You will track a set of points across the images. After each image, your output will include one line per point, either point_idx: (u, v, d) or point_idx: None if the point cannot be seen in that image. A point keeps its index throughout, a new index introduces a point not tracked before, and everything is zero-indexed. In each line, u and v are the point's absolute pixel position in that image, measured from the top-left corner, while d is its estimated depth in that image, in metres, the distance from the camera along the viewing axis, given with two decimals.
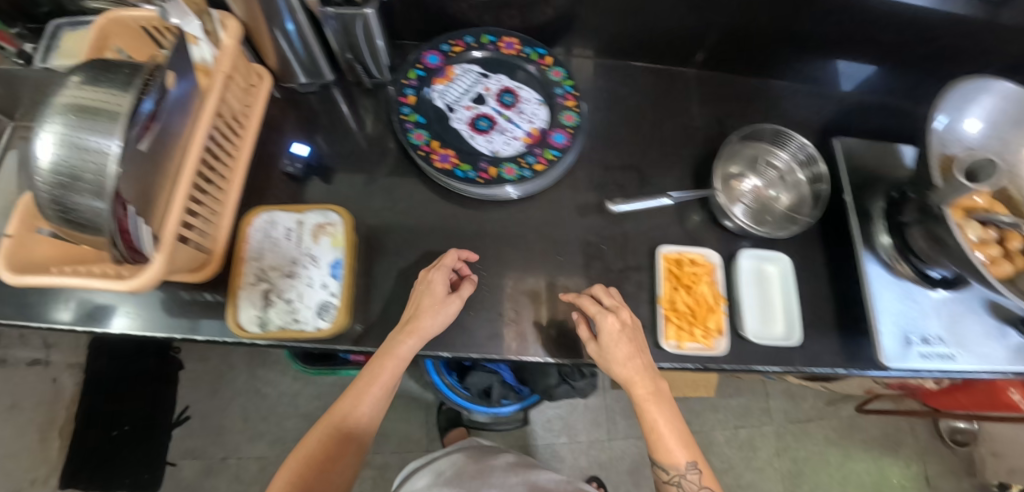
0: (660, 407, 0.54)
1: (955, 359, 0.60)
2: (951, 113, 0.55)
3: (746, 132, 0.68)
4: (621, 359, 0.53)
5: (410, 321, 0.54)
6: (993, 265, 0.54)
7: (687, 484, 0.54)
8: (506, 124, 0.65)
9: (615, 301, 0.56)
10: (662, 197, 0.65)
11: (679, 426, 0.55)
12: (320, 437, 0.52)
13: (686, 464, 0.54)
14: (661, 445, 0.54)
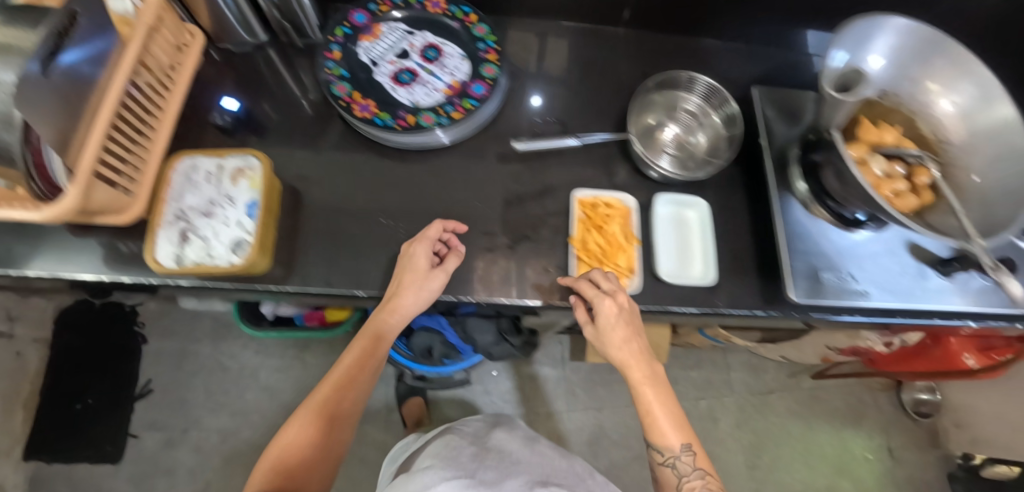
0: (655, 388, 0.55)
1: (863, 296, 0.63)
2: (852, 50, 0.58)
3: (659, 80, 0.69)
4: (615, 340, 0.55)
5: (392, 300, 0.57)
6: (896, 200, 0.57)
7: (682, 467, 0.54)
8: (428, 77, 0.67)
9: (615, 283, 0.56)
10: (566, 137, 0.67)
11: (674, 410, 0.56)
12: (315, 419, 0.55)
13: (680, 446, 0.54)
14: (654, 426, 0.55)
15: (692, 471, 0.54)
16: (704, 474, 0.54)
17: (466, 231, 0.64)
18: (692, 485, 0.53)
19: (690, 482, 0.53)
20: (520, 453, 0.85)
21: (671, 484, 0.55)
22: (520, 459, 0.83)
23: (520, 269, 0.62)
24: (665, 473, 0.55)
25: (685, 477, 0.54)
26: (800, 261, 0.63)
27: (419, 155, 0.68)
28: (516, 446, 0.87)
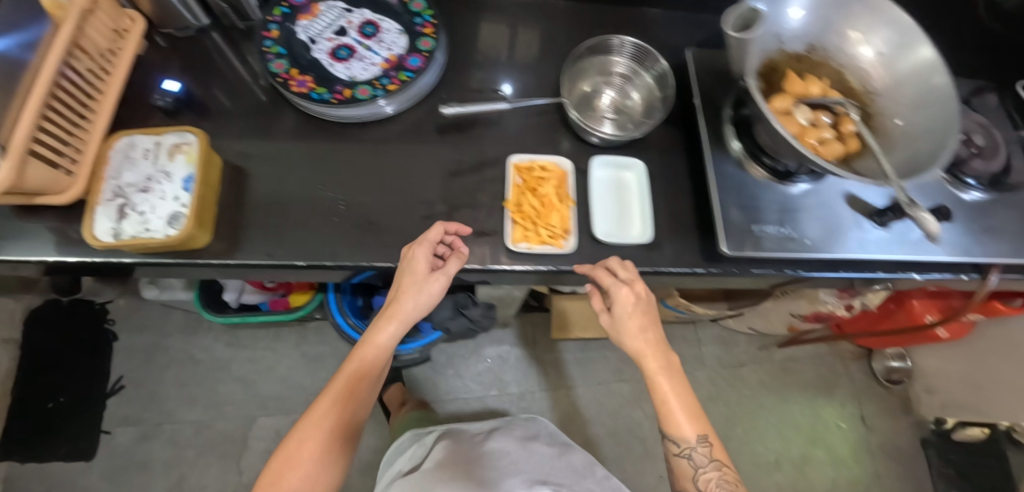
0: (670, 380, 0.57)
1: (803, 247, 0.63)
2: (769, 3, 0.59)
3: (590, 45, 0.69)
4: (632, 330, 0.57)
5: (392, 307, 0.57)
6: (822, 148, 0.58)
7: (698, 457, 0.56)
8: (365, 52, 0.69)
9: (634, 273, 0.57)
10: (500, 102, 0.68)
11: (689, 402, 0.57)
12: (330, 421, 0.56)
13: (695, 437, 0.56)
14: (669, 418, 0.57)
15: (707, 460, 0.56)
16: (718, 463, 0.56)
17: (407, 202, 0.65)
18: (708, 474, 0.56)
19: (706, 471, 0.56)
20: (516, 455, 0.85)
21: (687, 473, 0.57)
22: (517, 463, 0.83)
23: (459, 234, 0.63)
24: (681, 463, 0.57)
25: (701, 467, 0.56)
26: (736, 215, 0.63)
27: (361, 130, 0.69)
28: (511, 448, 0.87)
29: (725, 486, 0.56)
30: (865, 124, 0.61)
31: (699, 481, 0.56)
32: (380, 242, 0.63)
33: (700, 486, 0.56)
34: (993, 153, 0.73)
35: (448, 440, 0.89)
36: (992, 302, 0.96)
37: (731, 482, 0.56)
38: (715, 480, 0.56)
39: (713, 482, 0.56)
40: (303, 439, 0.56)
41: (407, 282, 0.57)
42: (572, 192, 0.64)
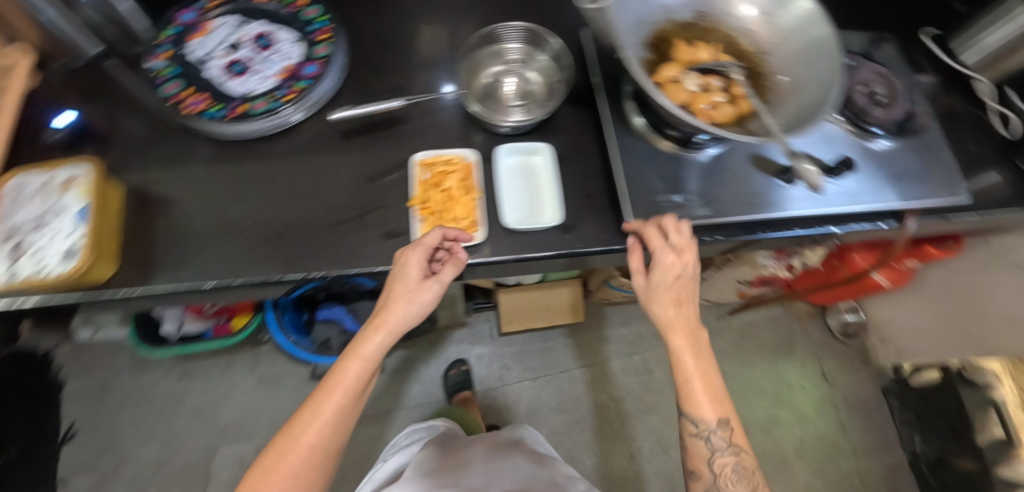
0: (698, 356, 0.55)
1: (711, 213, 0.63)
2: None
3: (482, 35, 0.70)
4: (665, 303, 0.57)
5: (381, 314, 0.53)
6: (713, 113, 0.58)
7: (716, 441, 0.54)
8: (261, 65, 0.69)
9: (681, 241, 0.56)
10: (390, 100, 0.67)
11: (712, 384, 0.55)
12: (313, 443, 0.50)
13: (715, 420, 0.54)
14: (690, 396, 0.55)
15: (727, 444, 0.54)
16: (738, 448, 0.54)
17: (316, 210, 0.65)
18: (724, 459, 0.54)
19: (723, 455, 0.54)
20: (504, 456, 0.87)
21: (702, 455, 0.55)
22: (505, 461, 0.85)
23: (371, 238, 0.63)
24: (697, 445, 0.55)
25: (718, 451, 0.54)
26: (642, 189, 0.63)
27: (265, 142, 0.69)
28: (499, 449, 0.89)
29: (742, 472, 0.54)
30: (756, 85, 0.62)
31: (714, 465, 0.54)
32: (291, 253, 0.63)
33: (715, 470, 0.54)
34: (895, 103, 0.74)
35: (436, 448, 0.88)
36: (925, 247, 0.99)
37: (748, 468, 0.54)
38: (732, 465, 0.54)
39: (729, 467, 0.54)
40: (281, 456, 0.50)
41: (400, 287, 0.55)
42: (479, 184, 0.64)
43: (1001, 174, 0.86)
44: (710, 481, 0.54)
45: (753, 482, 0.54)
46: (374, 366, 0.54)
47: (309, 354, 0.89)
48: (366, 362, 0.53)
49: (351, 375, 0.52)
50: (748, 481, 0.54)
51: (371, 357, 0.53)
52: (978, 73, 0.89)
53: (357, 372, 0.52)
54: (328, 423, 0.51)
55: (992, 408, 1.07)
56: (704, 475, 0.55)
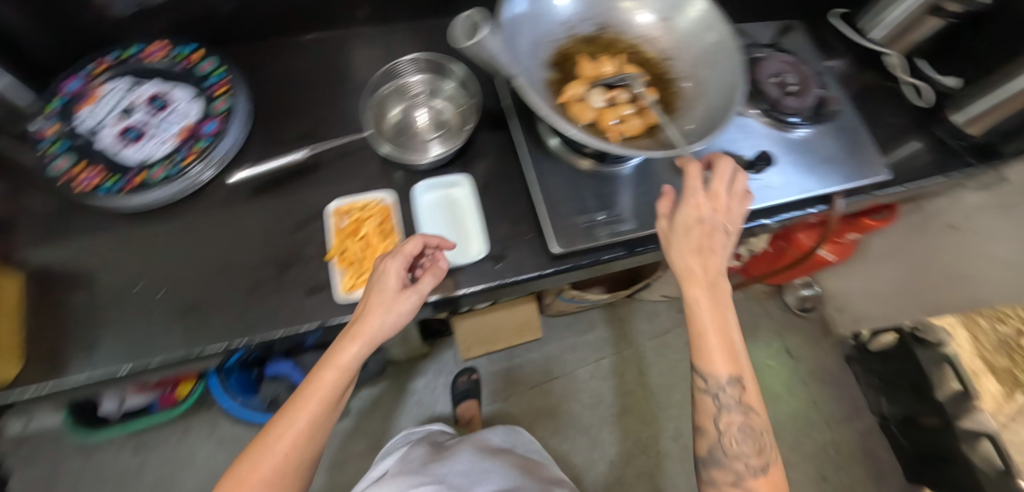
0: (717, 309, 0.50)
1: (638, 225, 0.63)
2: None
3: (382, 71, 0.68)
4: (687, 252, 0.51)
5: (357, 325, 0.49)
6: (622, 128, 0.57)
7: (725, 399, 0.50)
8: (157, 128, 0.65)
9: (719, 188, 0.54)
10: (291, 152, 0.66)
11: (730, 336, 0.51)
12: (286, 452, 0.46)
13: (727, 377, 0.50)
14: (702, 350, 0.51)
15: (736, 402, 0.50)
16: (748, 407, 0.50)
17: (234, 274, 0.62)
18: (731, 418, 0.50)
19: (731, 414, 0.50)
20: (493, 458, 0.85)
21: (709, 412, 0.51)
22: (494, 463, 0.83)
23: (292, 297, 0.60)
24: (704, 402, 0.51)
25: (726, 409, 0.50)
26: (563, 211, 0.62)
27: (175, 208, 0.66)
28: (489, 452, 0.87)
29: (748, 431, 0.50)
30: (662, 94, 0.62)
31: (720, 422, 0.50)
32: (212, 323, 0.59)
33: (721, 428, 0.51)
34: (806, 91, 0.75)
35: (423, 448, 0.87)
36: (862, 219, 1.03)
37: (756, 428, 0.51)
38: (738, 424, 0.50)
39: (735, 427, 0.50)
40: (254, 466, 0.45)
41: (377, 294, 0.51)
42: (400, 225, 0.62)
43: (920, 142, 0.90)
44: (715, 438, 0.51)
45: (762, 441, 0.50)
46: (353, 376, 0.50)
47: (255, 414, 0.87)
48: (342, 374, 0.48)
49: (327, 386, 0.48)
50: (756, 441, 0.50)
51: (349, 367, 0.49)
52: (887, 47, 0.92)
53: (333, 383, 0.48)
54: (303, 432, 0.47)
55: (946, 364, 1.09)
56: (709, 432, 0.52)
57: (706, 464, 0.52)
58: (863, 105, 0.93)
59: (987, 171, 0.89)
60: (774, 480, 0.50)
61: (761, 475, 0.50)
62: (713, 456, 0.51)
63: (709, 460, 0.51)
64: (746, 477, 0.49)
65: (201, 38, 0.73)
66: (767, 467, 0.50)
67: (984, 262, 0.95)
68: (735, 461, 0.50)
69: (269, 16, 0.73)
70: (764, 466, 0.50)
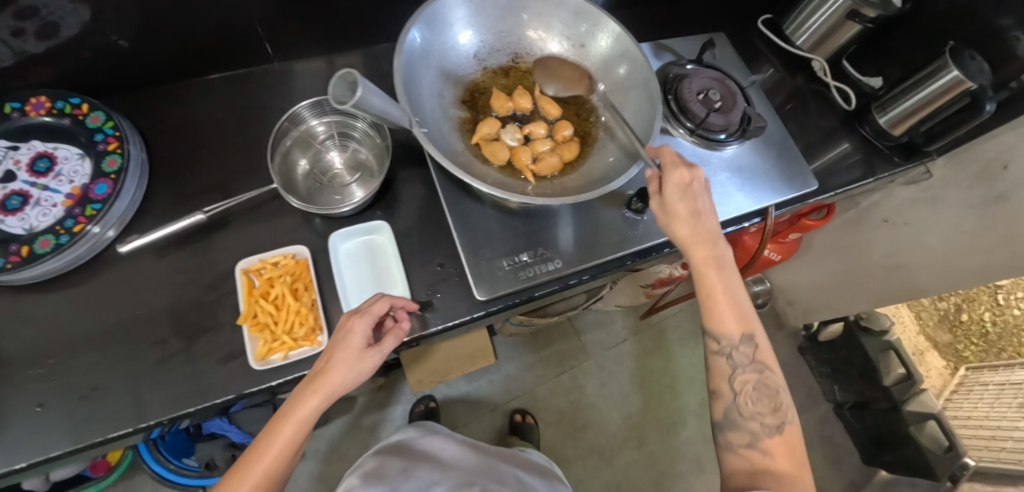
0: (720, 272, 0.54)
1: (563, 262, 0.63)
2: (432, 37, 0.56)
3: (281, 120, 0.62)
4: (681, 220, 0.53)
5: (313, 381, 0.48)
6: (537, 167, 0.55)
7: (738, 357, 0.53)
8: (41, 194, 0.59)
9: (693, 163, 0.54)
10: (192, 214, 0.59)
11: (738, 300, 0.54)
12: None
13: (740, 336, 0.53)
14: (711, 311, 0.54)
15: (748, 361, 0.53)
16: (761, 365, 0.53)
17: (139, 347, 0.57)
18: (746, 376, 0.53)
19: (744, 372, 0.53)
20: (463, 453, 0.86)
21: (723, 373, 0.54)
22: (465, 459, 0.83)
23: (205, 367, 0.56)
24: (718, 362, 0.54)
25: (740, 368, 0.53)
26: (487, 254, 0.61)
27: (69, 279, 0.59)
28: (458, 446, 0.88)
29: (762, 390, 0.53)
30: (581, 124, 0.60)
31: (735, 381, 0.53)
32: (114, 405, 0.54)
33: (736, 388, 0.53)
34: (732, 106, 0.74)
35: (387, 453, 0.82)
36: (801, 220, 1.04)
37: (770, 387, 0.53)
38: (753, 382, 0.53)
39: (750, 385, 0.53)
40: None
41: (333, 348, 0.50)
42: (316, 280, 0.59)
43: (848, 144, 0.91)
44: (731, 399, 0.53)
45: (776, 401, 0.52)
46: (310, 428, 0.49)
47: (194, 479, 0.85)
48: (301, 427, 0.48)
49: (284, 439, 0.47)
50: (769, 400, 0.52)
51: (308, 420, 0.49)
52: (811, 53, 0.92)
53: (292, 437, 0.48)
54: (262, 479, 0.47)
55: (892, 351, 1.23)
56: (724, 393, 0.54)
57: (723, 428, 0.53)
58: (794, 110, 0.93)
59: (913, 168, 0.92)
60: (789, 441, 0.51)
61: (777, 434, 0.51)
62: (729, 418, 0.53)
63: (726, 423, 0.53)
64: (762, 437, 0.51)
65: (93, 85, 0.66)
66: (782, 427, 0.51)
67: (917, 252, 1.02)
68: (751, 421, 0.52)
69: (171, 59, 0.67)
70: (778, 426, 0.51)
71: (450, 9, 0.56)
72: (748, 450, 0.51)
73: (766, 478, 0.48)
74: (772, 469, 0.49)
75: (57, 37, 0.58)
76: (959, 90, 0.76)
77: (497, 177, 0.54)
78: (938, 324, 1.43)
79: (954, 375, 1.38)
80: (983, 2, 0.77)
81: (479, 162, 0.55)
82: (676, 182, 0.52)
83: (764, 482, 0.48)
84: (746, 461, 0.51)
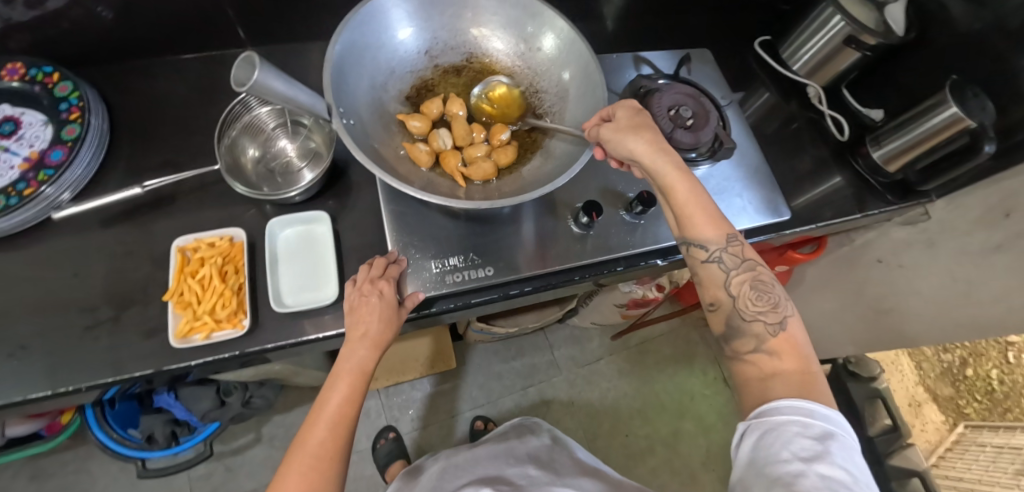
0: (690, 179, 0.51)
1: (501, 271, 0.61)
2: (376, 33, 0.57)
3: (227, 110, 0.61)
4: (638, 131, 0.52)
5: (359, 336, 0.53)
6: (468, 171, 0.56)
7: (729, 259, 0.50)
8: (2, 155, 0.60)
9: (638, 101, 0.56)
10: (129, 188, 0.60)
11: (713, 207, 0.51)
12: (321, 442, 0.49)
13: (724, 238, 0.50)
14: (690, 220, 0.51)
15: (739, 262, 0.50)
16: (751, 263, 0.50)
17: (68, 313, 0.57)
18: (741, 277, 0.49)
19: (738, 274, 0.49)
20: (480, 456, 0.81)
21: (717, 281, 0.50)
22: (487, 467, 0.78)
23: (129, 340, 0.57)
24: (710, 269, 0.50)
25: (732, 270, 0.49)
26: (417, 255, 0.60)
27: (14, 240, 0.60)
28: (477, 447, 0.84)
29: (760, 288, 0.48)
30: (530, 130, 0.61)
31: (731, 286, 0.49)
32: (35, 366, 0.54)
33: (734, 292, 0.49)
34: (704, 124, 0.71)
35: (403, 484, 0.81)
36: (790, 251, 1.00)
37: (766, 283, 0.49)
38: (749, 282, 0.49)
39: (746, 285, 0.49)
40: (309, 432, 0.50)
41: (367, 308, 0.54)
42: (248, 264, 0.59)
43: (839, 178, 0.86)
44: (730, 304, 0.49)
45: (775, 295, 0.48)
46: (366, 379, 0.54)
47: (137, 451, 0.88)
48: (359, 377, 0.53)
49: (344, 389, 0.52)
50: (768, 297, 0.48)
51: (362, 371, 0.53)
52: (807, 78, 0.89)
53: (352, 387, 0.52)
54: (341, 422, 0.51)
55: (879, 400, 1.21)
56: (723, 302, 0.50)
57: (728, 339, 0.49)
58: (787, 136, 0.89)
59: (910, 209, 0.86)
60: (794, 337, 0.46)
61: (782, 331, 0.46)
62: (732, 326, 0.48)
63: (730, 332, 0.48)
64: (768, 338, 0.46)
65: (73, 55, 0.68)
66: (786, 322, 0.47)
67: (909, 297, 0.96)
68: (754, 323, 0.47)
69: (149, 36, 0.69)
70: (781, 321, 0.47)
71: (400, 2, 0.57)
72: (756, 355, 0.46)
73: (778, 382, 0.43)
74: (782, 372, 0.44)
75: (41, 8, 0.60)
76: (956, 129, 0.71)
77: (426, 179, 0.56)
78: (940, 376, 1.35)
79: (952, 432, 1.30)
80: (998, 38, 0.71)
81: (408, 161, 0.56)
82: (627, 106, 0.55)
83: (776, 388, 0.43)
84: (756, 368, 0.46)
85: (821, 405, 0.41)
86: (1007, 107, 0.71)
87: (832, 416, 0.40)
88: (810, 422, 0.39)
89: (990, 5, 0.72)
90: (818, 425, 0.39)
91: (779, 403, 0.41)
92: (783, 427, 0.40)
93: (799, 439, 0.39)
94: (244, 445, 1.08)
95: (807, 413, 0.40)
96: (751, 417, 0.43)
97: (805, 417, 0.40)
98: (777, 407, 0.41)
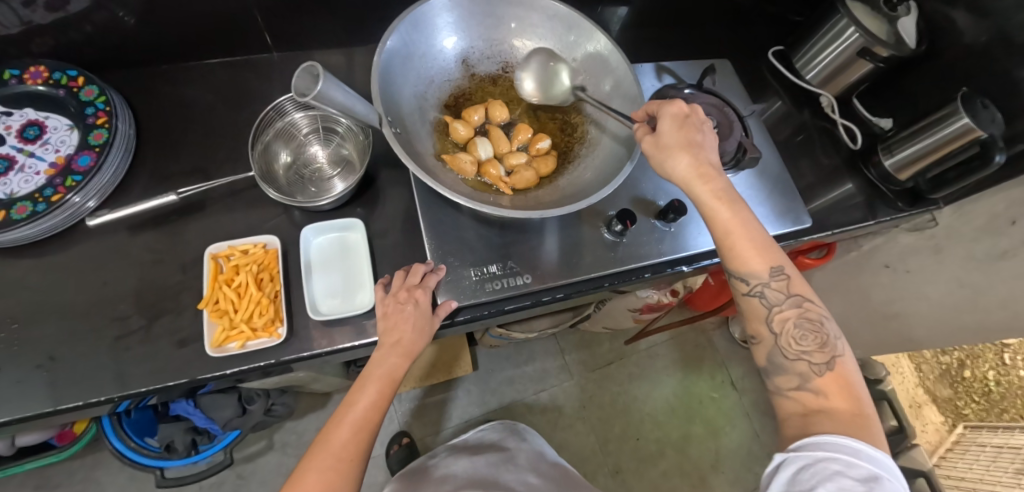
0: (731, 207, 0.51)
1: (534, 280, 0.62)
2: (418, 43, 0.59)
3: (265, 113, 0.62)
4: (681, 154, 0.52)
5: (394, 344, 0.53)
6: (511, 180, 0.57)
7: (772, 295, 0.50)
8: (27, 160, 0.59)
9: (681, 108, 0.54)
10: (160, 196, 0.60)
11: (759, 234, 0.51)
12: (344, 444, 0.49)
13: (769, 271, 0.50)
14: (732, 251, 0.51)
15: (784, 297, 0.50)
16: (799, 298, 0.50)
17: (99, 321, 0.57)
18: (785, 314, 0.50)
19: (782, 310, 0.50)
20: (479, 464, 0.81)
21: (759, 315, 0.51)
22: (485, 473, 0.78)
23: (162, 348, 0.56)
24: (752, 303, 0.51)
25: (776, 305, 0.50)
26: (454, 262, 0.60)
27: (39, 248, 0.59)
28: (476, 455, 0.84)
29: (805, 326, 0.49)
30: (567, 140, 0.63)
31: (774, 321, 0.50)
32: (68, 377, 0.53)
33: (776, 328, 0.50)
34: (728, 134, 0.73)
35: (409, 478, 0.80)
36: (800, 257, 1.01)
37: (813, 320, 0.49)
38: (794, 319, 0.49)
39: (791, 322, 0.50)
40: (333, 433, 0.49)
41: (402, 317, 0.54)
42: (282, 272, 0.59)
43: (852, 185, 0.88)
44: (772, 341, 0.50)
45: (824, 335, 0.48)
46: (394, 389, 0.53)
47: (155, 460, 0.88)
48: (388, 383, 0.53)
49: (372, 396, 0.51)
50: (815, 335, 0.48)
51: (391, 379, 0.53)
52: (820, 88, 0.91)
53: (380, 394, 0.52)
54: (363, 429, 0.50)
55: (885, 402, 1.24)
56: (764, 337, 0.51)
57: (770, 374, 0.51)
58: (799, 144, 0.90)
59: (918, 215, 0.88)
60: (842, 376, 0.47)
61: (829, 371, 0.47)
62: (773, 362, 0.50)
63: (771, 368, 0.50)
64: (812, 377, 0.47)
65: (93, 59, 0.67)
66: (833, 363, 0.47)
67: (915, 302, 0.99)
68: (797, 362, 0.48)
69: (170, 41, 0.68)
70: (828, 362, 0.47)
71: (443, 12, 0.59)
72: (799, 392, 0.48)
73: (821, 419, 0.45)
74: (826, 409, 0.45)
75: (62, 11, 0.59)
76: (967, 139, 0.72)
77: (470, 188, 0.57)
78: (939, 378, 1.40)
79: (951, 432, 1.36)
80: (1003, 50, 0.74)
81: (453, 170, 0.58)
82: (671, 114, 0.54)
83: (820, 423, 0.44)
84: (798, 404, 0.47)
85: (868, 447, 0.41)
86: (1014, 116, 0.74)
87: (880, 459, 0.41)
88: (854, 462, 0.40)
89: (991, 16, 0.75)
90: (863, 467, 0.40)
91: (823, 439, 0.42)
92: (824, 464, 0.40)
93: (839, 477, 0.39)
94: (256, 453, 1.07)
95: (852, 452, 0.41)
96: (790, 450, 0.43)
97: (849, 457, 0.40)
98: (822, 442, 0.42)
